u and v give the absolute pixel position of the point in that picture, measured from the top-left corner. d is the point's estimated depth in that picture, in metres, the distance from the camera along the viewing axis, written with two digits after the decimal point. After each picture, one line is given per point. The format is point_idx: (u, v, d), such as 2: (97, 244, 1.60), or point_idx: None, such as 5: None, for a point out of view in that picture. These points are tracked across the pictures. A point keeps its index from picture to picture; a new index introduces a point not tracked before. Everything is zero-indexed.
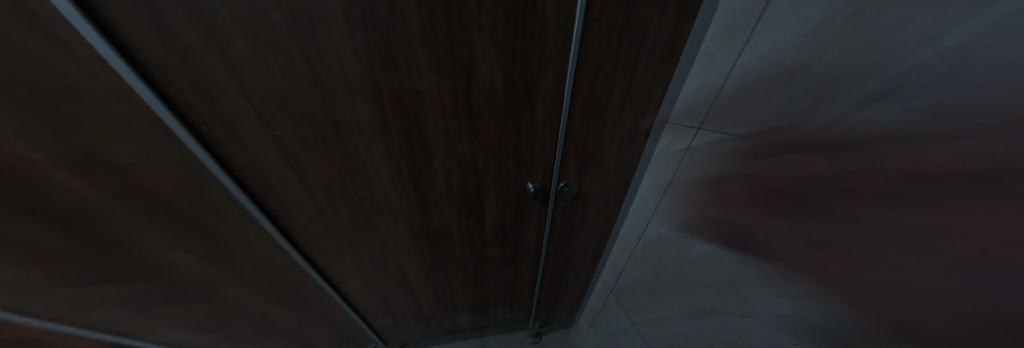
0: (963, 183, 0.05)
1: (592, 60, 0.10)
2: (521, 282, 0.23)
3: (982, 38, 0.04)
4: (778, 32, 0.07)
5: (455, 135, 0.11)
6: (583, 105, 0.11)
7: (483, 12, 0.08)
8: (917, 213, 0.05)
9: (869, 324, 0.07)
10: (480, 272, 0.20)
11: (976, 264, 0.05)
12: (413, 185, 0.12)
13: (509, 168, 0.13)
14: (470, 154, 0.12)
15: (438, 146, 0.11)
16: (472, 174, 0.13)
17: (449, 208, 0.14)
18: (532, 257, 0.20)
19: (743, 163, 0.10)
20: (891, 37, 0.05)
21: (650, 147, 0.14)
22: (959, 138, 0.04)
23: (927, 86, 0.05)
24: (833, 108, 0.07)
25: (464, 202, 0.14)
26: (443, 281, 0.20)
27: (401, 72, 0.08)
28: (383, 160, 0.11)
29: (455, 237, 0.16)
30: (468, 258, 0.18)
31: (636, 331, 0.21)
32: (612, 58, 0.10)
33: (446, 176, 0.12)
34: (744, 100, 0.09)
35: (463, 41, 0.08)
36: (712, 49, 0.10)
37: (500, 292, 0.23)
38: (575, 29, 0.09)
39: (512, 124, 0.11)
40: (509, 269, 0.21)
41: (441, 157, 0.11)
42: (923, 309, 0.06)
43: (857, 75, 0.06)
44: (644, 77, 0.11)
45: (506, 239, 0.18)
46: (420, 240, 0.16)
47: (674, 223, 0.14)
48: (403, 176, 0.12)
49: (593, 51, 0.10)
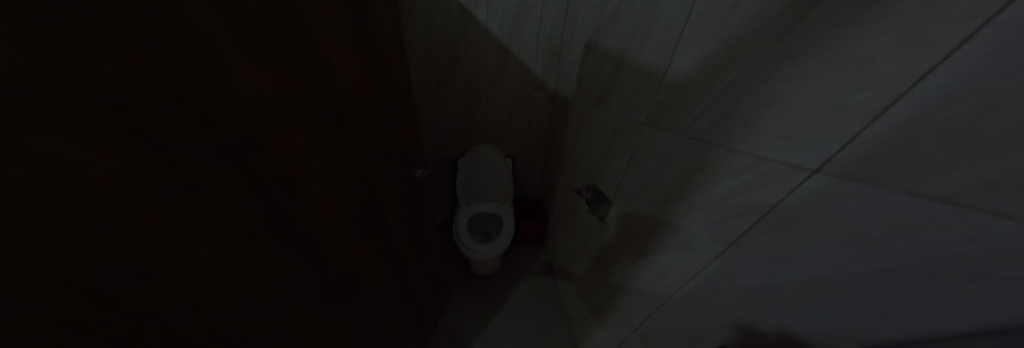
0: (834, 193, 0.37)
1: (204, 32, 0.30)
2: (274, 175, 0.42)
3: (833, 201, 0.37)
4: (828, 105, 0.37)
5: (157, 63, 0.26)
6: (202, 52, 0.30)
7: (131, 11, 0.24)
8: (899, 229, 0.30)
9: (803, 216, 0.41)
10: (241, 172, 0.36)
11: (882, 249, 0.32)
12: (309, 146, 0.49)
13: (191, 88, 0.29)
14: (171, 77, 0.27)
15: (145, 75, 0.25)
16: (258, 138, 0.38)
17: (190, 116, 0.29)
18: (397, 195, 0.82)
19: (816, 147, 0.39)
20: (853, 116, 0.34)
21: (789, 132, 0.42)
22: (889, 211, 0.31)
23: (878, 164, 0.32)
24: (829, 144, 0.37)
25: (193, 108, 0.29)
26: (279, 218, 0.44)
27: (103, 36, 0.22)
28: (129, 76, 0.23)
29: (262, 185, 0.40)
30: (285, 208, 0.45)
31: (706, 227, 0.60)
32: (237, 38, 0.34)
33: (253, 136, 0.38)
34: (833, 126, 0.36)
35: (126, 13, 0.23)
36: (661, 115, 0.75)
37: (269, 189, 0.41)
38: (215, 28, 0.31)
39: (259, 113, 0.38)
40: (265, 157, 0.40)
41: (241, 134, 0.36)
42: (853, 212, 0.34)
43: (856, 114, 0.34)
44: (222, 37, 0.32)
45: (289, 191, 0.45)
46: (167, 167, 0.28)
47: (758, 162, 0.48)
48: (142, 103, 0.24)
49: (204, 29, 0.30)
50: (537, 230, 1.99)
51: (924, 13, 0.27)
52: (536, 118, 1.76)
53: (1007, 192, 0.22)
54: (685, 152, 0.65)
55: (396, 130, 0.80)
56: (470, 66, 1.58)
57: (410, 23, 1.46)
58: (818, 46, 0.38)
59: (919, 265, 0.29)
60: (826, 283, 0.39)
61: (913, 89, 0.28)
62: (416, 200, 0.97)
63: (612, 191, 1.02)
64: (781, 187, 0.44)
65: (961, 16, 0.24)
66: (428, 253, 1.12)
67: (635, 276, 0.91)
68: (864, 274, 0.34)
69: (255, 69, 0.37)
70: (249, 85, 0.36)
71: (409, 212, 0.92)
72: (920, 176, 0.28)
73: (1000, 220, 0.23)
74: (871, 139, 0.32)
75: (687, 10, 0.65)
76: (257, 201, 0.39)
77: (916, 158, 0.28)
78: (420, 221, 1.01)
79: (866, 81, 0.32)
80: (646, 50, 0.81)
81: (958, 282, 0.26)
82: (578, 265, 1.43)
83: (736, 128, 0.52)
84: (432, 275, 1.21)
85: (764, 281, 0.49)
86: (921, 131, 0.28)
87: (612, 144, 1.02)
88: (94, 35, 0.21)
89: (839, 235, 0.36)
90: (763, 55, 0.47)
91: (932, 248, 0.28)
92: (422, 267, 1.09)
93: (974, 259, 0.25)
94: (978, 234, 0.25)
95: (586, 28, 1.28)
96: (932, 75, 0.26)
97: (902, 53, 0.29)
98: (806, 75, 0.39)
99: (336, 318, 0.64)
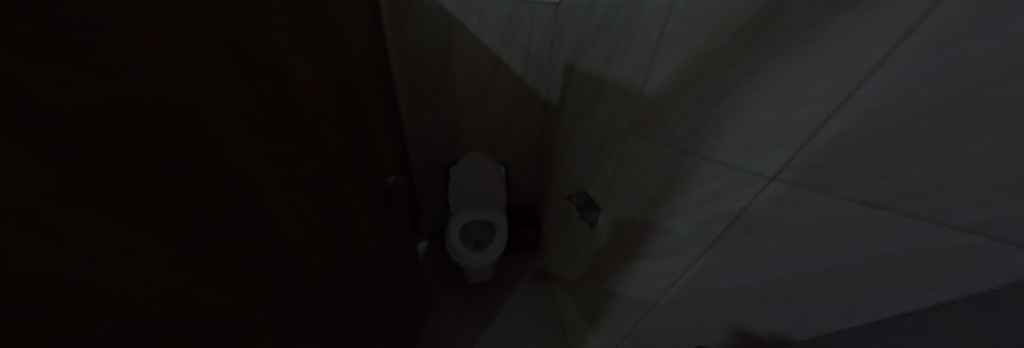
0: (788, 199, 0.41)
1: (162, 34, 0.29)
2: (236, 181, 0.41)
3: (788, 205, 0.41)
4: (777, 118, 0.41)
5: (111, 65, 0.25)
6: (161, 54, 0.29)
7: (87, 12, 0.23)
8: (839, 230, 0.34)
9: (764, 219, 0.45)
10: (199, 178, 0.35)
11: (827, 249, 0.36)
12: (273, 154, 0.48)
13: (150, 90, 0.28)
14: (127, 79, 0.26)
15: (97, 76, 0.24)
16: (219, 143, 0.37)
17: (148, 119, 0.28)
18: (365, 201, 0.81)
19: (770, 155, 0.43)
20: (797, 129, 0.38)
21: (748, 142, 0.46)
22: (832, 215, 0.35)
23: (819, 173, 0.36)
24: (780, 153, 0.41)
25: (151, 111, 0.29)
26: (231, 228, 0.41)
27: (55, 37, 0.21)
28: (80, 77, 0.23)
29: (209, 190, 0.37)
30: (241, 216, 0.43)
31: (684, 231, 0.63)
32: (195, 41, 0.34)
33: (214, 141, 0.37)
34: (782, 137, 0.41)
35: (83, 15, 0.23)
36: (641, 125, 0.79)
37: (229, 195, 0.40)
38: (173, 30, 0.31)
39: (207, 115, 0.35)
40: (226, 162, 0.39)
41: (187, 137, 0.33)
42: (804, 215, 0.38)
43: (801, 127, 0.38)
44: (178, 39, 0.31)
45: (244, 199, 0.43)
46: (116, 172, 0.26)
47: (725, 170, 0.52)
48: (96, 104, 0.24)
49: (161, 32, 0.29)
50: (531, 237, 2.00)
51: (847, 39, 0.32)
52: (528, 126, 1.80)
53: (927, 197, 0.26)
54: (665, 160, 0.69)
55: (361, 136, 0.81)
56: (462, 76, 1.61)
57: (402, 35, 1.49)
58: (767, 65, 0.42)
59: (858, 262, 0.32)
60: (790, 282, 0.42)
61: (843, 104, 0.32)
62: (388, 207, 0.97)
63: (601, 197, 1.05)
64: (745, 194, 0.48)
65: (876, 43, 0.29)
66: (405, 260, 1.11)
67: (624, 280, 0.92)
68: (818, 272, 0.37)
69: (214, 72, 0.36)
70: (207, 88, 0.35)
71: (382, 220, 0.92)
72: (853, 182, 0.32)
73: (922, 222, 0.26)
74: (813, 149, 0.36)
75: (660, 28, 0.71)
76: (216, 208, 0.38)
77: (849, 167, 0.32)
78: (394, 228, 1.00)
79: (807, 96, 0.37)
80: (626, 64, 0.86)
81: (885, 276, 0.30)
82: (572, 271, 1.43)
83: (705, 138, 0.56)
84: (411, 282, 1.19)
85: (740, 282, 0.51)
86: (850, 141, 0.32)
87: (599, 152, 1.05)
88: (47, 36, 0.21)
89: (796, 238, 0.40)
90: (723, 71, 0.51)
91: (867, 247, 0.31)
92: (400, 275, 1.07)
93: (895, 257, 0.29)
94: (901, 235, 0.28)
95: (571, 40, 1.33)
96: (858, 92, 0.31)
97: (835, 72, 0.33)
98: (758, 90, 0.44)
99: (303, 328, 0.62)
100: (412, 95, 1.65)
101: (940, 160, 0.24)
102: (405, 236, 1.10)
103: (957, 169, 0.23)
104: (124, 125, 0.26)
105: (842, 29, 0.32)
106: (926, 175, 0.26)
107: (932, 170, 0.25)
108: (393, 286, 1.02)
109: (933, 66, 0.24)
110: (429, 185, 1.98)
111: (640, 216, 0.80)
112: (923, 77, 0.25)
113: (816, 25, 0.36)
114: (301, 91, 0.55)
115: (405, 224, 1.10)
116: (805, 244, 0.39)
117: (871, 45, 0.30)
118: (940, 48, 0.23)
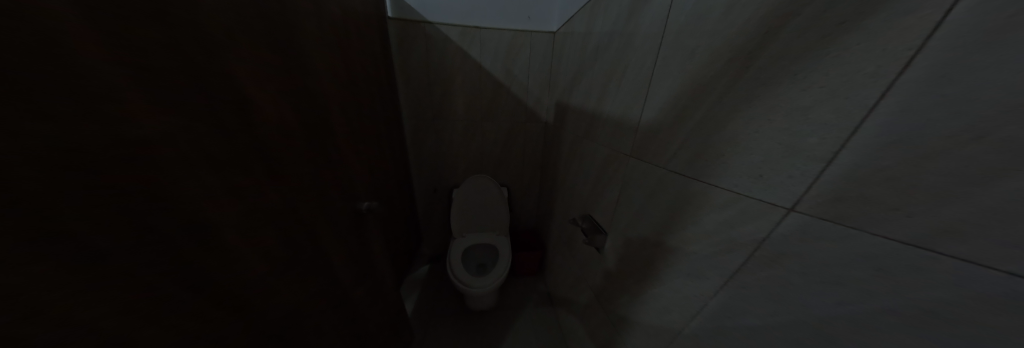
0: (802, 231, 0.38)
1: (117, 64, 0.31)
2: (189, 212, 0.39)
3: (803, 238, 0.38)
4: (778, 146, 0.40)
5: (55, 94, 0.27)
6: (115, 83, 0.31)
7: (50, 49, 0.26)
8: (862, 268, 0.31)
9: (779, 252, 0.41)
10: (142, 207, 0.34)
11: (852, 287, 0.32)
12: (230, 184, 0.47)
13: (89, 120, 0.29)
14: (65, 109, 0.27)
15: (40, 102, 0.26)
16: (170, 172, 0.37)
17: (78, 148, 0.28)
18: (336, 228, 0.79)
19: (778, 185, 0.41)
20: (802, 157, 0.37)
21: (754, 170, 0.44)
22: (850, 250, 0.32)
23: (834, 204, 0.33)
24: (789, 183, 0.39)
25: (80, 141, 0.28)
26: (171, 257, 0.37)
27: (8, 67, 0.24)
28: (23, 99, 0.24)
29: (143, 211, 0.34)
30: (186, 245, 0.39)
31: (699, 260, 0.59)
32: (153, 73, 0.36)
33: (165, 170, 0.36)
34: (788, 166, 0.39)
35: (45, 51, 0.26)
36: (642, 148, 0.78)
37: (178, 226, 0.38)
38: (131, 62, 0.33)
39: (161, 139, 0.36)
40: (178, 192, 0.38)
41: (129, 164, 0.33)
42: (822, 250, 0.35)
43: (807, 156, 0.36)
44: (132, 69, 0.33)
45: (190, 225, 0.40)
46: (41, 197, 0.26)
47: (734, 197, 0.49)
48: (21, 125, 0.24)
49: (117, 61, 0.31)
50: (536, 260, 1.91)
51: (844, 69, 0.31)
52: (530, 147, 1.81)
53: (971, 238, 0.23)
54: (670, 184, 0.66)
55: (331, 161, 0.80)
56: (463, 100, 1.65)
57: (408, 65, 1.56)
58: (765, 93, 0.41)
59: (910, 307, 0.28)
60: (821, 326, 0.36)
61: (852, 136, 0.31)
62: (360, 233, 0.93)
63: (607, 221, 1.01)
64: (762, 225, 0.44)
65: (874, 74, 0.29)
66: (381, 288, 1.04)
67: (636, 310, 0.85)
68: (856, 314, 0.32)
69: (167, 102, 0.37)
70: (161, 117, 0.36)
71: (355, 247, 0.88)
72: (880, 218, 0.29)
73: (974, 266, 0.23)
74: (824, 180, 0.34)
75: (653, 55, 0.73)
76: (161, 240, 0.36)
77: (872, 203, 0.30)
78: (367, 254, 0.96)
79: (811, 126, 0.35)
80: (623, 88, 0.87)
81: (954, 328, 0.25)
82: (580, 299, 1.34)
83: (712, 165, 0.53)
84: (389, 313, 1.10)
85: (762, 322, 0.45)
86: (864, 175, 0.30)
87: (603, 174, 1.03)
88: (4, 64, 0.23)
89: (823, 275, 0.35)
90: (719, 98, 0.51)
91: (916, 291, 0.27)
92: (377, 306, 1.00)
93: (927, 295, 0.26)
94: (949, 279, 0.25)
95: (569, 65, 1.36)
96: (865, 123, 0.30)
97: (836, 102, 0.32)
98: (758, 118, 0.43)
99: None
100: (416, 120, 1.69)
101: (976, 196, 0.22)
102: (381, 263, 1.05)
103: (1000, 207, 0.22)
104: (51, 150, 0.26)
105: (837, 60, 0.32)
106: (961, 212, 0.23)
107: (969, 208, 0.23)
108: (368, 319, 0.95)
109: (939, 101, 0.24)
110: (431, 208, 1.95)
111: (649, 242, 0.75)
112: (932, 108, 0.24)
113: (807, 54, 0.35)
114: (259, 121, 0.54)
115: (380, 249, 1.06)
116: (828, 281, 0.35)
117: (869, 76, 0.29)
118: (949, 79, 0.23)
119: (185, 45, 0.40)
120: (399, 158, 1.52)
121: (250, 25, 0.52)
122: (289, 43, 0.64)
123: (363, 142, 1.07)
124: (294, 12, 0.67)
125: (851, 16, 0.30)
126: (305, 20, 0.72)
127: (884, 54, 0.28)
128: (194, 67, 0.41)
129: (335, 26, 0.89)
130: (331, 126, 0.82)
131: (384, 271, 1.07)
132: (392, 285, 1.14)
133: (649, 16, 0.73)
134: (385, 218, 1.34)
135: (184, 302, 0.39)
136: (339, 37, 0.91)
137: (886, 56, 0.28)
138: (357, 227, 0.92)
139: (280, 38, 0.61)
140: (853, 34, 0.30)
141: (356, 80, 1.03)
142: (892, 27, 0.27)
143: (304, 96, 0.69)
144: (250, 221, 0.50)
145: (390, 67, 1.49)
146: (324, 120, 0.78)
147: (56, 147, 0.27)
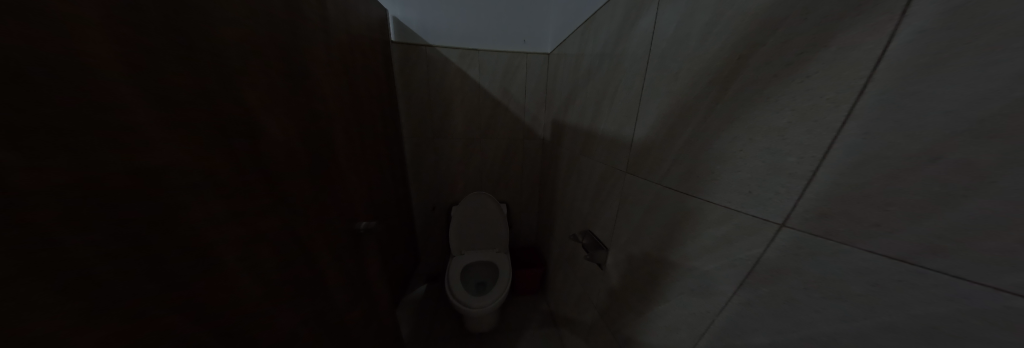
0: (794, 246, 0.39)
1: (144, 97, 0.34)
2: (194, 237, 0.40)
3: (797, 252, 0.38)
4: (762, 164, 0.42)
5: (86, 129, 0.29)
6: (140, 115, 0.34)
7: (87, 89, 0.29)
8: (856, 283, 0.32)
9: (776, 267, 0.42)
10: (151, 233, 0.35)
11: (850, 303, 0.33)
12: (233, 208, 0.47)
13: (116, 150, 0.32)
14: (92, 142, 0.30)
15: (69, 136, 0.28)
16: (179, 198, 0.38)
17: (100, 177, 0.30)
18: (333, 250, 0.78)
19: (767, 201, 0.42)
20: (786, 175, 0.38)
21: (744, 185, 0.46)
22: (844, 264, 0.32)
23: (819, 220, 0.35)
24: (776, 199, 0.41)
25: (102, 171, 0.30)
26: (174, 283, 0.38)
27: (46, 106, 0.26)
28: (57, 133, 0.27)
29: (147, 240, 0.35)
30: (186, 273, 0.39)
31: (701, 276, 0.58)
32: (174, 106, 0.38)
33: (173, 196, 0.38)
34: (772, 183, 0.41)
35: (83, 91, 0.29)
36: (636, 164, 0.80)
37: (184, 251, 0.39)
38: (155, 96, 0.36)
39: (174, 167, 0.38)
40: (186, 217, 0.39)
41: (144, 190, 0.34)
42: (817, 264, 0.36)
43: (790, 174, 0.38)
44: (157, 102, 0.36)
45: (192, 252, 0.40)
46: (60, 225, 0.27)
47: (728, 212, 0.50)
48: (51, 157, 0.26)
49: (144, 95, 0.34)
50: (537, 278, 1.87)
51: (809, 94, 0.34)
52: (528, 162, 1.84)
53: (954, 254, 0.24)
54: (666, 199, 0.67)
55: (331, 182, 0.81)
56: (462, 119, 1.71)
57: (410, 86, 1.62)
58: (744, 114, 0.44)
59: (911, 322, 0.28)
60: (825, 343, 0.36)
61: (827, 155, 0.33)
62: (357, 254, 0.91)
63: (607, 236, 1.00)
64: (756, 240, 0.45)
65: (836, 99, 0.32)
66: (377, 312, 1.00)
67: (642, 330, 0.82)
68: (860, 331, 0.32)
69: (184, 132, 0.40)
70: (175, 145, 0.38)
71: (351, 269, 0.86)
72: (864, 234, 0.30)
73: (962, 281, 0.24)
74: (808, 198, 0.36)
75: (640, 76, 0.77)
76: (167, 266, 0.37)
77: (855, 219, 0.31)
78: (364, 276, 0.94)
79: (789, 145, 0.38)
80: (615, 107, 0.91)
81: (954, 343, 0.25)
82: (585, 318, 1.29)
83: (703, 182, 0.55)
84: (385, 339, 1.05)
85: (769, 340, 0.44)
86: (845, 192, 0.31)
87: (601, 190, 1.03)
88: (45, 102, 0.26)
89: (824, 290, 0.35)
90: (704, 117, 0.53)
91: (914, 307, 0.27)
92: (372, 331, 0.96)
93: (918, 309, 0.27)
94: (943, 293, 0.25)
95: (563, 84, 1.43)
96: (836, 143, 0.32)
97: (808, 123, 0.35)
98: (742, 138, 0.45)
99: None
100: (416, 138, 1.72)
101: (945, 214, 0.24)
102: (377, 286, 1.02)
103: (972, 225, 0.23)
104: (73, 182, 0.28)
105: (801, 85, 0.35)
106: (936, 228, 0.25)
107: (945, 224, 0.24)
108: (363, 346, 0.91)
109: (894, 124, 0.26)
110: (430, 225, 1.92)
111: (651, 258, 0.75)
112: (891, 131, 0.27)
113: (776, 80, 0.39)
114: (265, 144, 0.56)
115: (377, 270, 1.03)
116: (828, 296, 0.35)
117: (832, 100, 0.32)
118: (900, 105, 0.26)
119: (206, 79, 0.43)
120: (398, 176, 1.53)
121: (261, 57, 0.56)
122: (297, 72, 0.68)
123: (364, 162, 1.09)
124: (303, 44, 0.72)
125: (808, 47, 0.34)
126: (314, 51, 0.77)
127: (842, 82, 0.31)
128: (211, 99, 0.44)
129: (341, 54, 0.94)
130: (334, 147, 0.84)
131: (381, 293, 1.04)
132: (389, 308, 1.10)
133: (636, 41, 0.79)
134: (383, 237, 1.32)
135: (181, 331, 0.38)
136: (344, 64, 0.96)
137: (844, 84, 0.31)
138: (355, 248, 0.91)
139: (290, 68, 0.65)
140: (813, 63, 0.34)
141: (359, 103, 1.07)
142: (845, 59, 0.31)
143: (308, 120, 0.72)
144: (250, 244, 0.51)
145: (393, 89, 1.55)
146: (327, 142, 0.81)
147: (76, 178, 0.28)
